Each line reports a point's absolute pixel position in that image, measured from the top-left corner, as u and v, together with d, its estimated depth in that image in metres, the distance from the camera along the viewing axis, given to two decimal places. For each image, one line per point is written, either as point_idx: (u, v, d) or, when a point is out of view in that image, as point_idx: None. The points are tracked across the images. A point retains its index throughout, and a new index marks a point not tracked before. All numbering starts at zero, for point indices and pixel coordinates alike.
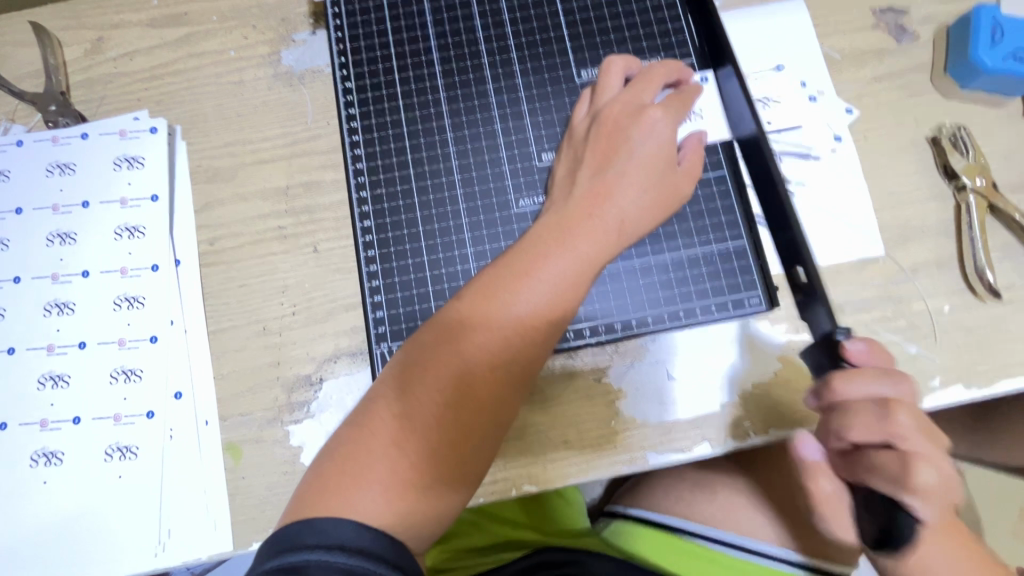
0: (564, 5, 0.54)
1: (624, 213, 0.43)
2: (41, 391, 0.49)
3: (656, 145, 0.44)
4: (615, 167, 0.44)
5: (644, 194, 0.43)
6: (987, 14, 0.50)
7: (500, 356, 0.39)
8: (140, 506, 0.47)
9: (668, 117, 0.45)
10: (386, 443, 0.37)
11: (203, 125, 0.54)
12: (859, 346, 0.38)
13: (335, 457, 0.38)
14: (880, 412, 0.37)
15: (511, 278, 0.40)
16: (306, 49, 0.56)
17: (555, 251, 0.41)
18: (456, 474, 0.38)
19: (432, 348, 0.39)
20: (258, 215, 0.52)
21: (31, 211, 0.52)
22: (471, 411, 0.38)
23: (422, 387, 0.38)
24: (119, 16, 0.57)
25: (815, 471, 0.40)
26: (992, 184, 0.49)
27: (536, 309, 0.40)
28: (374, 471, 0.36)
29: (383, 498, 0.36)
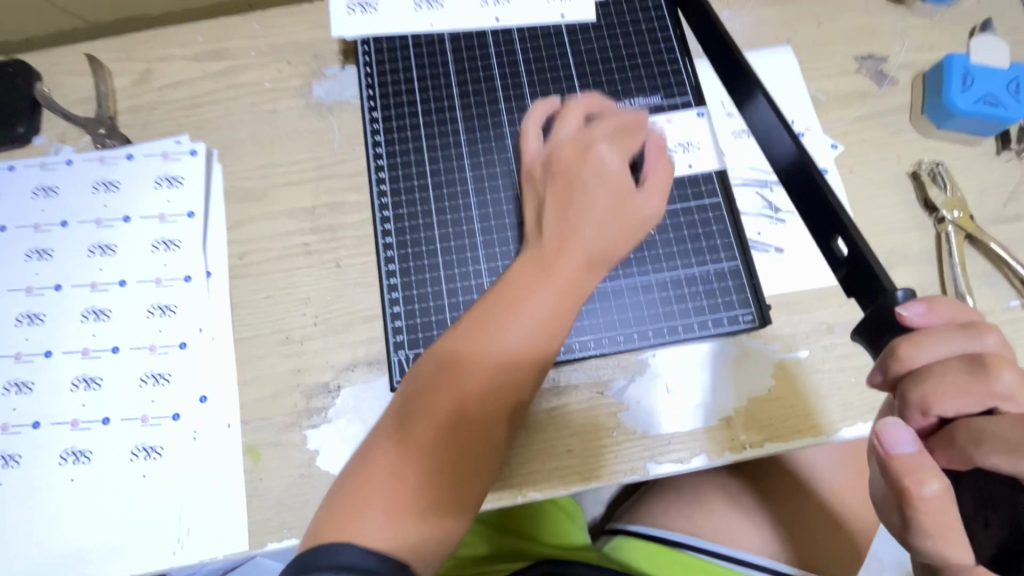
0: (573, 47, 0.59)
1: (592, 246, 0.46)
2: (74, 392, 0.52)
3: (611, 179, 0.48)
4: (580, 205, 0.47)
5: (609, 226, 0.47)
6: (960, 63, 0.54)
7: (493, 381, 0.42)
8: (163, 503, 0.49)
9: (619, 154, 0.49)
10: (390, 467, 0.40)
11: (238, 149, 0.59)
12: (919, 308, 0.33)
13: (348, 482, 0.40)
14: (970, 368, 0.31)
15: (497, 315, 0.44)
16: (335, 83, 0.61)
17: (538, 286, 0.44)
18: (457, 489, 0.41)
19: (428, 379, 0.43)
20: (285, 232, 0.56)
21: (76, 224, 0.56)
22: (466, 431, 0.41)
23: (418, 416, 0.41)
24: (166, 50, 0.63)
25: (917, 467, 0.31)
26: (970, 216, 0.53)
27: (525, 340, 0.43)
28: (378, 496, 0.39)
29: (392, 519, 0.38)
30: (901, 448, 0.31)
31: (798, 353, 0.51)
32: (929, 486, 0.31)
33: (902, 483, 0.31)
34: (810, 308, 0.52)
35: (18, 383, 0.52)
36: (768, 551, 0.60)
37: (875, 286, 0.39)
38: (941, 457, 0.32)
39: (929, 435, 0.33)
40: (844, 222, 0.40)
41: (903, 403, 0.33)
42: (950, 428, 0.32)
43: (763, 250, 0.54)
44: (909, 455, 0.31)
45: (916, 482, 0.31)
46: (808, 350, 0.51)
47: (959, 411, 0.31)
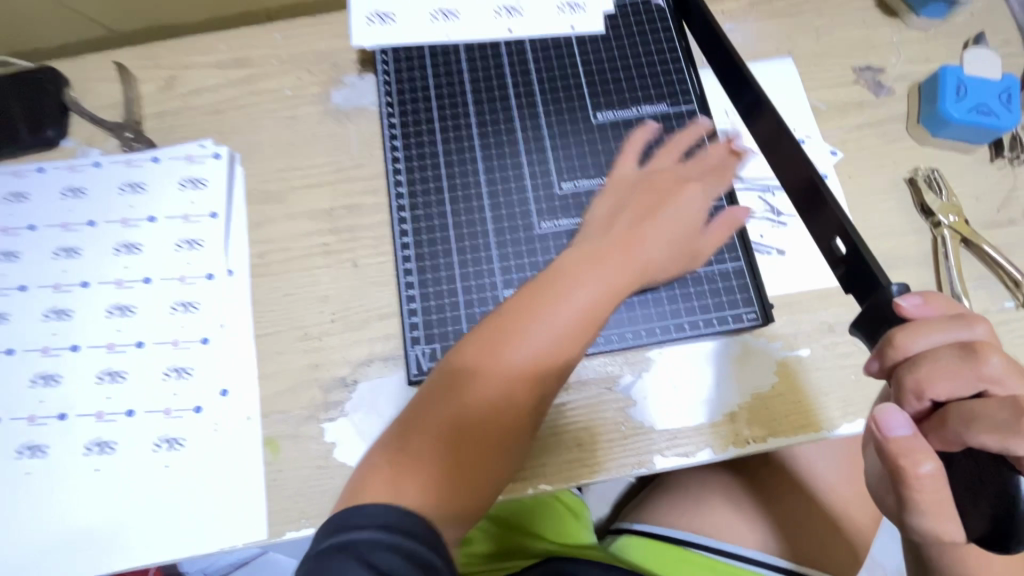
0: (582, 58, 0.61)
1: (652, 257, 0.50)
2: (100, 385, 0.54)
3: (684, 212, 0.53)
4: (653, 220, 0.51)
5: (666, 245, 0.51)
6: (953, 74, 0.57)
7: (517, 377, 0.44)
8: (186, 493, 0.51)
9: (701, 192, 0.54)
10: (417, 445, 0.42)
11: (259, 153, 0.61)
12: (915, 300, 0.35)
13: (381, 456, 0.42)
14: (962, 354, 0.33)
15: (544, 305, 0.45)
16: (353, 90, 0.63)
17: (581, 285, 0.46)
18: (475, 478, 0.42)
19: (462, 365, 0.44)
20: (304, 232, 0.58)
21: (103, 223, 0.58)
22: (488, 422, 0.43)
23: (462, 395, 0.43)
24: (191, 58, 0.65)
25: (912, 448, 0.32)
26: (965, 221, 0.55)
27: (552, 339, 0.45)
28: (416, 467, 0.41)
29: (419, 494, 0.40)
30: (897, 432, 0.32)
31: (799, 351, 0.53)
32: (924, 466, 0.32)
33: (898, 464, 0.32)
34: (812, 308, 0.54)
35: (45, 376, 0.54)
36: (770, 547, 0.62)
37: (871, 281, 0.40)
38: (934, 439, 0.33)
39: (921, 419, 0.35)
40: (841, 221, 0.42)
41: (898, 389, 0.35)
42: (942, 411, 0.33)
43: (765, 252, 0.56)
44: (904, 438, 0.33)
45: (912, 463, 0.32)
46: (809, 349, 0.53)
47: (951, 394, 0.33)
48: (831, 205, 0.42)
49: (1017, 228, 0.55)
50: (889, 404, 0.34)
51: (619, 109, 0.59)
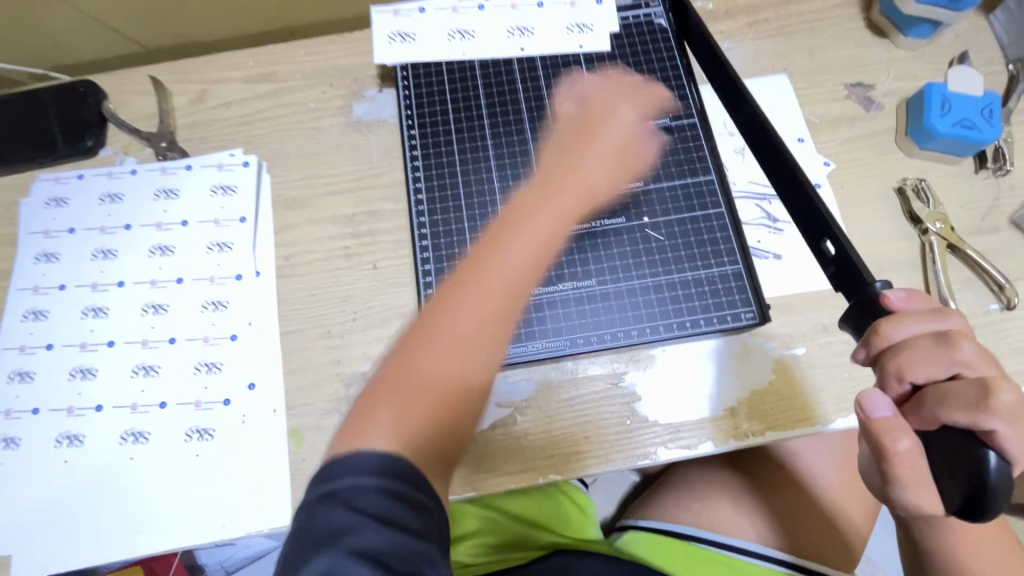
0: (590, 74, 0.65)
1: (596, 178, 0.55)
2: (134, 379, 0.57)
3: (624, 131, 0.58)
4: (593, 148, 0.56)
5: (610, 156, 0.57)
6: (938, 90, 0.60)
7: (492, 303, 0.44)
8: (214, 480, 0.54)
9: (635, 116, 0.60)
10: (400, 385, 0.40)
11: (286, 162, 0.65)
12: (899, 292, 0.38)
13: (363, 408, 0.40)
14: (939, 341, 0.36)
15: (504, 233, 0.48)
16: (373, 103, 0.67)
17: (534, 212, 0.49)
18: (462, 405, 0.41)
19: (438, 301, 0.44)
20: (327, 237, 0.62)
21: (138, 227, 0.62)
22: (468, 346, 0.42)
23: (437, 333, 0.42)
24: (221, 73, 0.69)
25: (891, 426, 0.35)
26: (951, 228, 0.58)
27: (526, 259, 0.46)
28: (399, 411, 0.39)
29: (407, 428, 0.39)
30: (878, 412, 0.36)
31: (796, 350, 0.56)
32: (902, 442, 0.35)
33: (879, 441, 0.36)
34: (807, 309, 0.57)
35: (83, 369, 0.58)
36: (770, 541, 0.64)
37: (859, 280, 0.44)
38: (913, 419, 0.37)
39: (902, 402, 0.38)
40: (830, 225, 0.45)
41: (881, 374, 0.38)
42: (920, 394, 0.37)
43: (763, 256, 0.59)
44: (885, 418, 0.36)
45: (891, 440, 0.36)
46: (805, 348, 0.56)
47: (929, 377, 0.36)
48: (820, 208, 0.46)
49: (1001, 235, 0.59)
50: (874, 390, 0.37)
51: None
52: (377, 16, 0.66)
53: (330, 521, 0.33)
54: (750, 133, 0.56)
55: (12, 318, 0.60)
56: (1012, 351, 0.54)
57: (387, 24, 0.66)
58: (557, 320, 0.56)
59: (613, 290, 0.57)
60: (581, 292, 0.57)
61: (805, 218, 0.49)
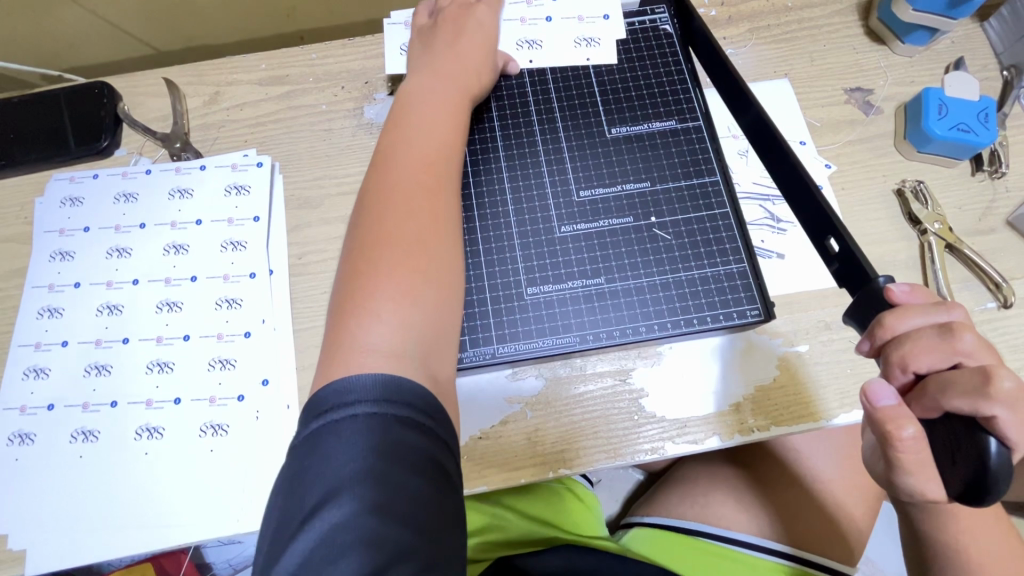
0: (597, 78, 0.66)
1: (477, 71, 0.60)
2: (149, 375, 0.58)
3: (482, 26, 0.63)
4: (461, 46, 0.61)
5: (480, 45, 0.62)
6: (935, 95, 0.62)
7: (412, 195, 0.49)
8: (228, 474, 0.55)
9: (485, 13, 0.64)
10: (364, 289, 0.45)
11: (298, 163, 0.66)
12: (903, 286, 0.40)
13: (335, 326, 0.45)
14: (941, 332, 0.37)
15: (398, 137, 0.52)
16: (384, 106, 0.68)
17: (424, 110, 0.54)
18: (435, 268, 0.47)
19: (369, 212, 0.48)
20: (340, 236, 0.63)
21: (152, 226, 0.63)
22: (412, 224, 0.48)
23: (377, 240, 0.47)
24: (233, 76, 0.71)
25: (896, 414, 0.37)
26: (949, 228, 0.60)
27: (430, 141, 0.52)
28: (372, 320, 0.44)
29: (399, 312, 0.44)
30: (882, 401, 0.37)
31: (799, 347, 0.57)
32: (907, 429, 0.36)
33: (884, 428, 0.37)
34: (809, 307, 0.58)
35: (97, 365, 0.58)
36: (776, 537, 0.65)
37: (863, 276, 0.45)
38: (916, 408, 0.38)
39: (907, 391, 0.39)
40: (834, 223, 0.46)
41: (886, 365, 0.39)
42: (923, 383, 0.38)
43: (767, 256, 0.60)
44: (890, 407, 0.37)
45: (896, 428, 0.37)
46: (808, 345, 0.57)
47: (932, 367, 0.38)
48: (822, 205, 0.47)
49: (998, 235, 0.60)
50: (879, 381, 0.39)
51: (631, 124, 0.64)
52: (390, 30, 0.68)
53: (332, 466, 0.36)
54: (754, 134, 0.57)
55: (26, 315, 0.61)
56: (1010, 348, 0.56)
57: (399, 37, 0.67)
58: (567, 318, 0.57)
59: (622, 289, 0.58)
60: (590, 289, 0.58)
61: (810, 216, 0.50)
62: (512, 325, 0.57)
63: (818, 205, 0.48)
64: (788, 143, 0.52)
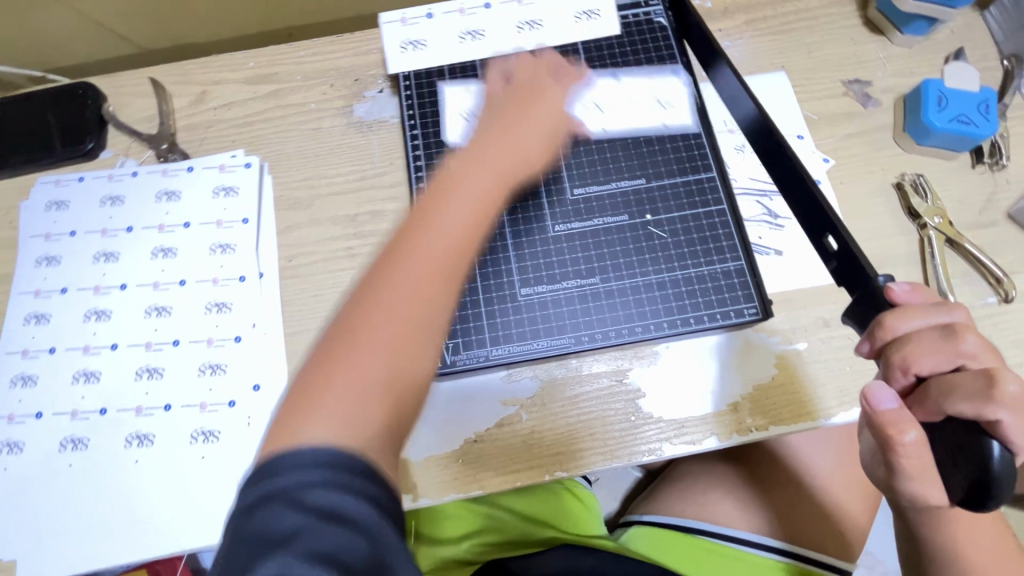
0: (591, 72, 0.66)
1: (531, 148, 0.54)
2: (138, 381, 0.57)
3: (555, 103, 0.58)
4: (520, 119, 0.55)
5: (549, 127, 0.56)
6: (934, 87, 0.61)
7: (431, 270, 0.42)
8: (219, 482, 0.54)
9: (560, 92, 0.60)
10: (338, 367, 0.38)
11: (287, 163, 0.65)
12: (904, 286, 0.39)
13: (298, 392, 0.38)
14: (944, 333, 0.37)
15: (444, 194, 0.46)
16: (374, 104, 0.67)
17: (477, 174, 0.48)
18: (411, 370, 0.39)
19: (377, 273, 0.41)
20: (331, 237, 0.62)
21: (140, 229, 0.62)
22: (408, 313, 0.40)
23: (373, 309, 0.40)
24: (220, 74, 0.69)
25: (898, 418, 0.36)
26: (949, 222, 0.59)
27: (465, 216, 0.44)
28: (334, 403, 0.37)
29: (353, 412, 0.36)
30: (885, 405, 0.36)
31: (797, 345, 0.56)
32: (910, 433, 0.36)
33: (886, 433, 0.36)
34: (808, 304, 0.57)
35: (86, 373, 0.58)
36: (776, 536, 0.64)
37: (862, 275, 0.44)
38: (918, 411, 0.38)
39: (906, 394, 0.39)
40: (833, 220, 0.45)
41: (886, 367, 0.39)
42: (925, 385, 0.38)
43: (764, 253, 0.59)
44: (891, 411, 0.36)
45: (898, 431, 0.36)
46: (806, 343, 0.56)
47: (934, 369, 0.37)
48: (823, 203, 0.46)
49: (998, 229, 0.59)
50: (880, 383, 0.38)
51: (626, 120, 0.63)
52: (451, 92, 0.65)
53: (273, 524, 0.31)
54: (748, 126, 0.56)
55: (13, 323, 0.60)
56: (1011, 343, 0.55)
57: (461, 101, 0.65)
58: (562, 318, 0.56)
59: (617, 288, 0.57)
60: (585, 290, 0.57)
61: (810, 216, 0.49)
62: (505, 324, 0.56)
63: (816, 201, 0.47)
64: (785, 138, 0.51)
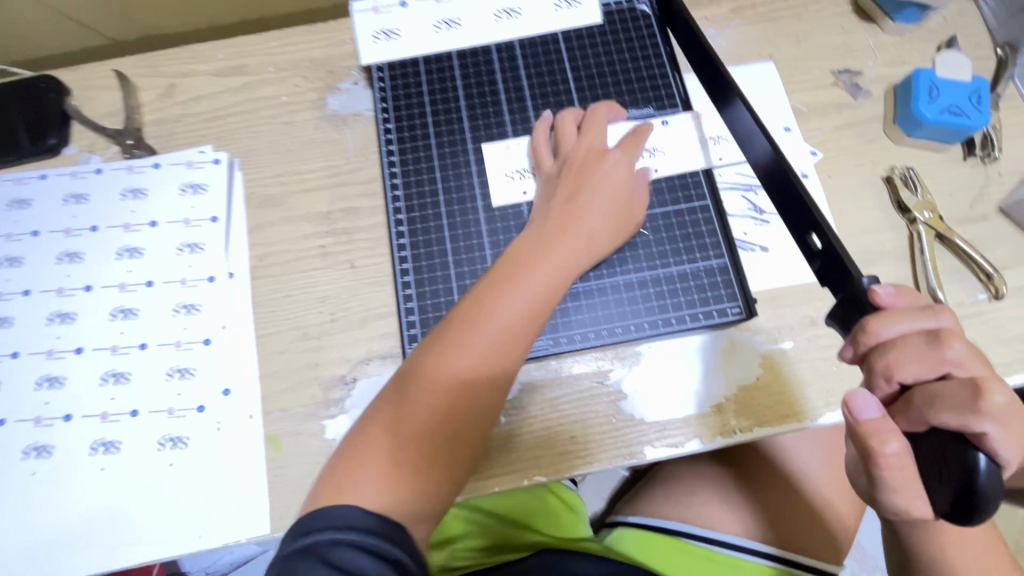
0: (571, 64, 0.64)
1: (590, 239, 0.52)
2: (104, 386, 0.55)
3: (618, 180, 0.54)
4: (580, 201, 0.53)
5: (608, 219, 0.53)
6: (925, 77, 0.59)
7: (468, 368, 0.46)
8: (188, 490, 0.52)
9: (625, 161, 0.55)
10: (380, 443, 0.44)
11: (258, 158, 0.63)
12: (888, 288, 0.38)
13: (345, 454, 0.45)
14: (929, 340, 0.36)
15: (493, 291, 0.48)
16: (348, 96, 0.65)
17: (527, 273, 0.49)
18: (452, 453, 0.46)
19: (421, 363, 0.47)
20: (303, 235, 0.60)
21: (105, 229, 0.60)
22: (459, 407, 0.46)
23: (412, 399, 0.46)
24: (189, 66, 0.67)
25: (878, 429, 0.35)
26: (939, 217, 0.57)
27: (518, 319, 0.48)
28: (372, 473, 0.43)
29: (389, 490, 0.43)
30: (865, 414, 0.35)
31: (783, 344, 0.55)
32: (891, 444, 0.34)
33: (867, 443, 0.35)
34: (794, 302, 0.56)
35: (50, 378, 0.56)
36: (760, 537, 0.63)
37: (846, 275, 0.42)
38: (901, 420, 0.36)
39: (890, 402, 0.37)
40: (816, 218, 0.44)
41: (868, 373, 0.37)
42: (908, 393, 0.36)
43: (749, 249, 0.58)
44: (872, 420, 0.35)
45: (879, 441, 0.35)
46: (792, 342, 0.55)
47: (918, 377, 0.36)
48: (806, 200, 0.45)
49: (990, 224, 0.58)
50: (862, 390, 0.36)
51: None
52: (490, 152, 0.61)
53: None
54: (730, 120, 0.55)
55: None
56: (1001, 341, 0.54)
57: (503, 162, 0.61)
58: None
59: (597, 287, 0.55)
60: None
61: (793, 214, 0.47)
62: None
63: (799, 197, 0.46)
64: (770, 132, 0.49)
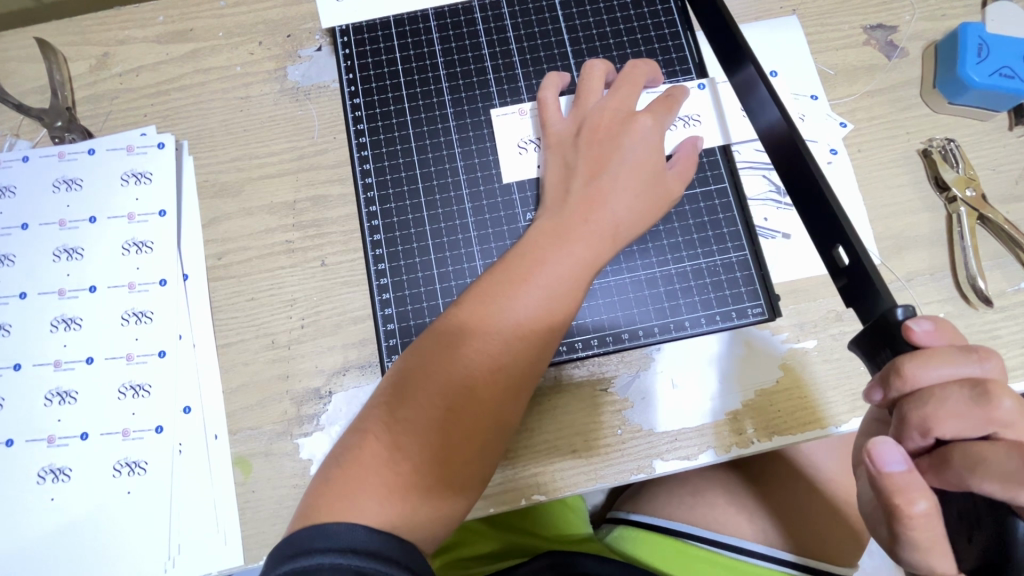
0: (567, 22, 0.56)
1: (619, 218, 0.44)
2: (48, 408, 0.49)
3: (649, 148, 0.46)
4: (607, 173, 0.45)
5: (640, 196, 0.45)
6: (973, 33, 0.52)
7: (480, 369, 0.40)
8: (148, 519, 0.47)
9: (657, 124, 0.47)
10: (377, 452, 0.38)
11: (210, 141, 0.55)
12: (927, 325, 0.32)
13: (336, 466, 0.39)
14: (974, 395, 0.32)
15: (510, 282, 0.42)
16: (311, 65, 0.56)
17: (547, 258, 0.42)
18: (461, 467, 0.39)
19: (427, 361, 0.40)
20: (265, 229, 0.53)
21: (38, 226, 0.52)
22: (472, 415, 0.39)
23: (416, 404, 0.39)
24: (125, 32, 0.58)
25: (906, 486, 0.32)
26: (981, 196, 0.51)
27: (538, 312, 0.41)
28: (368, 485, 0.37)
29: (388, 507, 0.37)
30: (891, 467, 0.32)
31: (806, 344, 0.49)
32: (919, 504, 0.31)
33: (893, 500, 0.32)
34: (817, 296, 0.50)
35: None
36: (771, 538, 0.60)
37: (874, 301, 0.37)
38: (933, 478, 0.33)
39: (920, 454, 0.34)
40: (843, 228, 0.38)
41: (901, 423, 0.34)
42: (948, 449, 0.33)
43: (770, 236, 0.51)
44: (899, 474, 0.32)
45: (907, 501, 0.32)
46: (815, 340, 0.49)
47: (958, 434, 0.32)
48: (828, 199, 0.39)
49: None
50: (888, 437, 0.33)
51: None
52: (501, 122, 0.53)
53: None
54: (738, 87, 0.47)
55: None
56: None
57: (515, 130, 0.53)
58: None
59: (601, 287, 0.50)
60: None
61: (810, 211, 0.41)
62: None
63: (823, 195, 0.39)
64: (783, 102, 0.42)
